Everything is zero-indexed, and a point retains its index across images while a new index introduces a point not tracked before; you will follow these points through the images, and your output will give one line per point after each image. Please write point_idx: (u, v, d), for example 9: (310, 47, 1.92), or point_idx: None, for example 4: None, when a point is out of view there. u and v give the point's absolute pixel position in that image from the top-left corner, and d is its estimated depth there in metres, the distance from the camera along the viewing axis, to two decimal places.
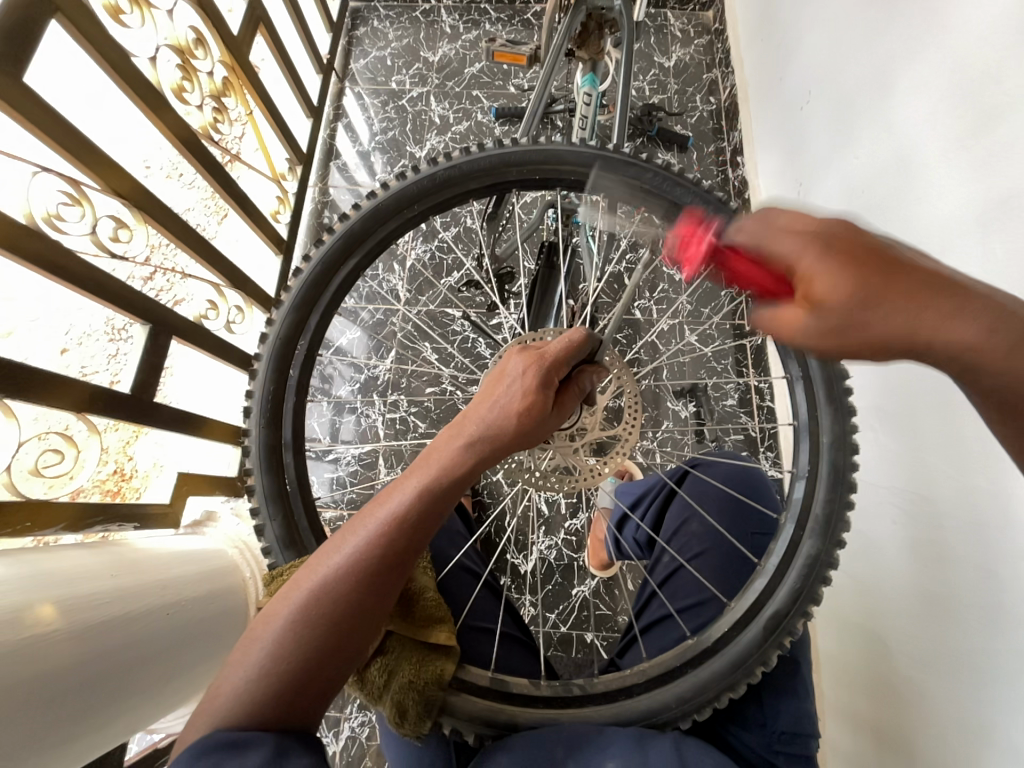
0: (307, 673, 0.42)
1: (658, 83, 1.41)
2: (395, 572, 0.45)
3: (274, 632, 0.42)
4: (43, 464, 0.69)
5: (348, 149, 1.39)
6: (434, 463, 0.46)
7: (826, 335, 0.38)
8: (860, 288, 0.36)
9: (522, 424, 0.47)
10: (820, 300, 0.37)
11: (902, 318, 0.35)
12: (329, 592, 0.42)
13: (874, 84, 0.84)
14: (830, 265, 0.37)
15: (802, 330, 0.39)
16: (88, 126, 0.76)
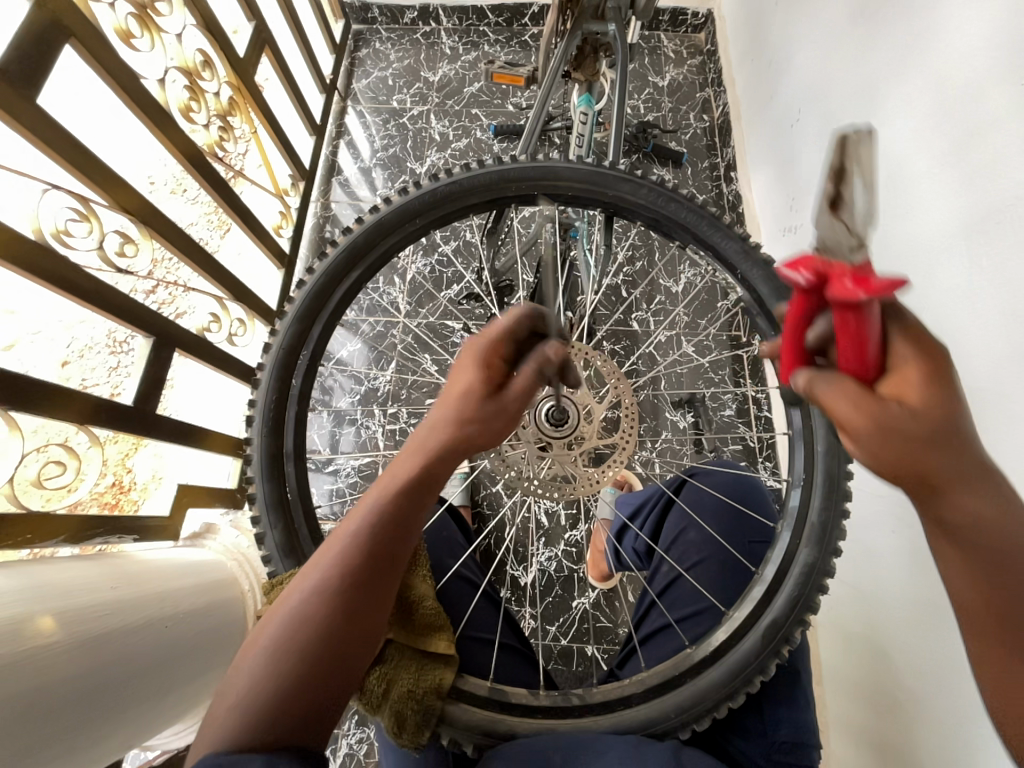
0: (290, 697, 0.41)
1: (653, 101, 1.45)
2: (368, 589, 0.45)
3: (251, 664, 0.42)
4: (45, 476, 0.69)
5: (350, 165, 1.42)
6: (394, 478, 0.47)
7: (892, 443, 0.32)
8: (950, 412, 0.33)
9: (479, 431, 0.47)
10: (911, 406, 0.33)
11: (938, 461, 0.33)
12: (302, 617, 0.42)
13: (862, 102, 0.87)
14: (931, 376, 0.33)
15: (876, 426, 0.32)
16: (98, 144, 0.78)
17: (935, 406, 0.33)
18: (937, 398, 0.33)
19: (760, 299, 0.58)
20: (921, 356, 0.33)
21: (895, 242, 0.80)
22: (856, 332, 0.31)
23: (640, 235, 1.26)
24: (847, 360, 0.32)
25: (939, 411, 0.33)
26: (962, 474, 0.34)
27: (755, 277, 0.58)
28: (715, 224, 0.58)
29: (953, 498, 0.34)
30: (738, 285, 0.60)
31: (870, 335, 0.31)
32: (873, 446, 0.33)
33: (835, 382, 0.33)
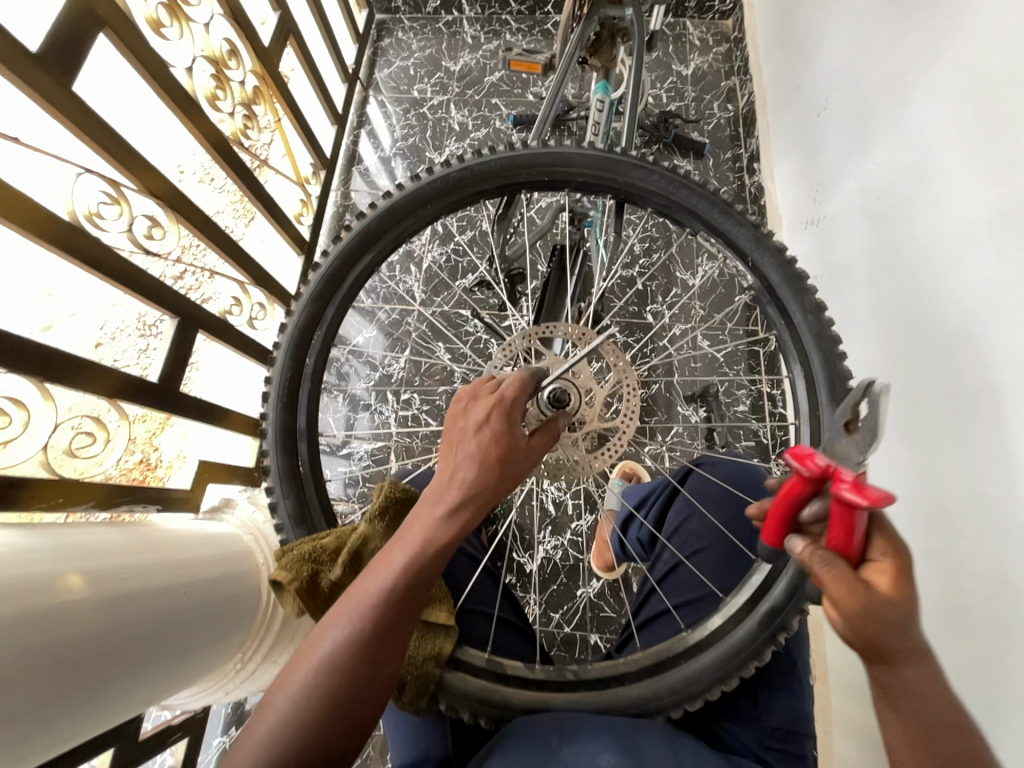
0: (316, 746, 0.40)
1: (675, 91, 1.42)
2: (395, 637, 0.45)
3: (274, 715, 0.41)
4: (77, 446, 0.73)
5: (370, 154, 1.44)
6: (418, 526, 0.47)
7: (862, 622, 0.37)
8: (909, 600, 0.38)
9: (497, 475, 0.49)
10: (887, 599, 0.38)
11: (891, 638, 0.37)
12: (332, 664, 0.42)
13: (892, 89, 0.84)
14: (905, 576, 0.38)
15: (854, 605, 0.37)
16: (129, 131, 0.81)
17: (902, 604, 0.38)
18: (907, 593, 0.38)
19: (771, 287, 0.58)
20: (897, 555, 0.39)
21: (920, 235, 0.77)
22: (844, 521, 0.39)
23: (657, 226, 1.24)
24: (836, 546, 0.39)
25: (907, 602, 0.38)
26: (909, 656, 0.38)
27: (767, 265, 0.57)
28: (728, 212, 0.58)
29: (896, 670, 0.37)
30: (749, 273, 0.59)
31: (854, 525, 0.39)
32: (854, 621, 0.37)
33: (830, 562, 0.39)
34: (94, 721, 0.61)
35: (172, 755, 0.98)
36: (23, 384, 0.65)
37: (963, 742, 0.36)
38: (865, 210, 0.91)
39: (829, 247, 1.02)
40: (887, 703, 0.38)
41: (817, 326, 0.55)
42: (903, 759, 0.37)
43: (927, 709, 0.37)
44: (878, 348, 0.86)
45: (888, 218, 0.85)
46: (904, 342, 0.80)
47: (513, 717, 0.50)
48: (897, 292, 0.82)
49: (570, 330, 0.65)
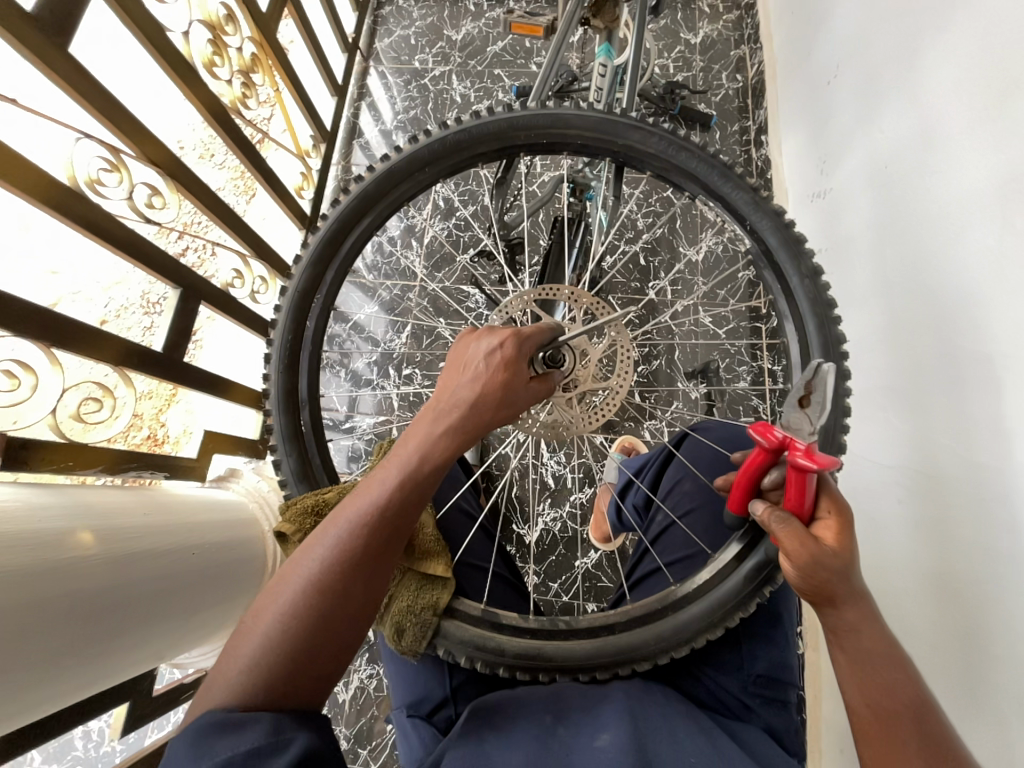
0: (301, 656, 0.45)
1: (683, 60, 1.37)
2: (382, 557, 0.48)
3: (266, 626, 0.45)
4: (84, 411, 0.74)
5: (370, 128, 1.42)
6: (412, 451, 0.49)
7: (812, 569, 0.43)
8: (848, 551, 0.44)
9: (494, 404, 0.50)
10: (831, 549, 0.44)
11: (835, 580, 0.43)
12: (319, 581, 0.46)
13: (902, 53, 0.82)
14: (846, 529, 0.45)
15: (804, 555, 0.43)
16: (125, 96, 0.81)
17: (844, 553, 0.44)
18: (847, 545, 0.44)
19: (768, 250, 0.58)
20: (841, 512, 0.45)
21: (924, 204, 0.76)
22: (797, 484, 0.44)
23: (660, 200, 1.22)
24: (791, 506, 0.45)
25: (847, 553, 0.44)
26: (849, 605, 0.44)
27: (765, 228, 0.57)
28: (727, 175, 0.57)
29: (838, 609, 0.44)
30: (746, 237, 0.59)
31: (806, 488, 0.44)
32: (805, 569, 0.43)
33: (785, 520, 0.44)
34: (110, 671, 0.64)
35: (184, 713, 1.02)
36: (30, 348, 0.66)
37: (894, 670, 0.43)
38: (871, 181, 0.89)
39: (834, 220, 1.00)
40: (836, 643, 0.45)
41: (813, 290, 0.55)
42: (851, 689, 0.44)
43: (865, 644, 0.44)
44: (879, 321, 0.86)
45: (894, 188, 0.83)
46: (904, 314, 0.80)
47: (506, 661, 0.51)
48: (900, 263, 0.81)
49: (567, 292, 0.65)
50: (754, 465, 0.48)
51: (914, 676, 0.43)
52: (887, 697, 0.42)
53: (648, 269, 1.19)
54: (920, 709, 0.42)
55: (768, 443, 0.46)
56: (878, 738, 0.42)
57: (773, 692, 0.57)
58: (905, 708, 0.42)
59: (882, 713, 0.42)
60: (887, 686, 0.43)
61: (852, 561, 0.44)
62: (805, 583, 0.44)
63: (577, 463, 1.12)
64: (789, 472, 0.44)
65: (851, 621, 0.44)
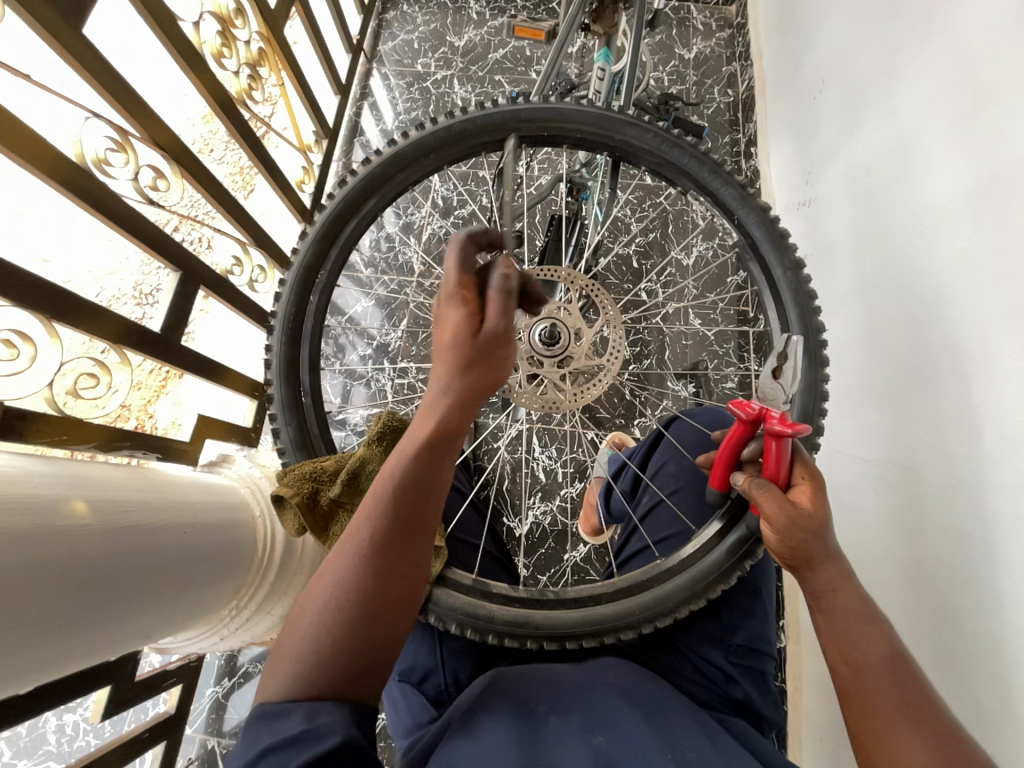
0: (349, 646, 0.48)
1: (677, 74, 1.42)
2: (408, 537, 0.50)
3: (310, 621, 0.49)
4: (79, 386, 0.74)
5: (372, 127, 1.45)
6: (414, 435, 0.49)
7: (788, 530, 0.45)
8: (823, 514, 0.46)
9: (481, 383, 0.48)
10: (808, 512, 0.46)
11: (812, 545, 0.46)
12: (351, 571, 0.48)
13: (882, 71, 0.87)
14: (820, 492, 0.47)
15: (782, 518, 0.45)
16: (136, 80, 0.83)
17: (820, 516, 0.46)
18: (823, 509, 0.46)
19: (754, 243, 0.61)
20: (815, 476, 0.48)
21: (901, 210, 0.80)
22: (775, 453, 0.46)
23: (652, 205, 1.26)
24: (769, 475, 0.47)
25: (823, 515, 0.46)
26: (828, 566, 0.46)
27: (751, 222, 0.60)
28: (716, 171, 0.61)
29: (816, 571, 0.46)
30: (733, 230, 0.62)
31: (782, 457, 0.47)
32: (784, 534, 0.46)
33: (764, 487, 0.47)
34: (96, 646, 0.63)
35: (166, 702, 1.00)
36: (29, 319, 0.66)
37: (869, 627, 0.45)
38: (852, 189, 0.94)
39: (818, 227, 1.05)
40: (816, 605, 0.47)
41: (795, 281, 0.59)
42: (830, 648, 0.46)
43: (842, 603, 0.46)
44: (859, 321, 0.90)
45: (874, 195, 0.88)
46: (883, 314, 0.83)
47: (497, 629, 0.53)
48: (879, 266, 0.85)
49: (566, 274, 0.67)
50: (734, 438, 0.50)
51: (889, 634, 0.45)
52: (863, 653, 0.44)
53: (640, 271, 1.22)
54: (894, 662, 0.44)
55: (746, 414, 0.48)
56: (856, 695, 0.44)
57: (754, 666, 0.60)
58: (880, 661, 0.44)
59: (857, 670, 0.44)
60: (862, 642, 0.45)
61: (827, 524, 0.46)
62: (784, 545, 0.46)
63: (568, 458, 1.14)
64: (766, 441, 0.47)
65: (828, 584, 0.46)
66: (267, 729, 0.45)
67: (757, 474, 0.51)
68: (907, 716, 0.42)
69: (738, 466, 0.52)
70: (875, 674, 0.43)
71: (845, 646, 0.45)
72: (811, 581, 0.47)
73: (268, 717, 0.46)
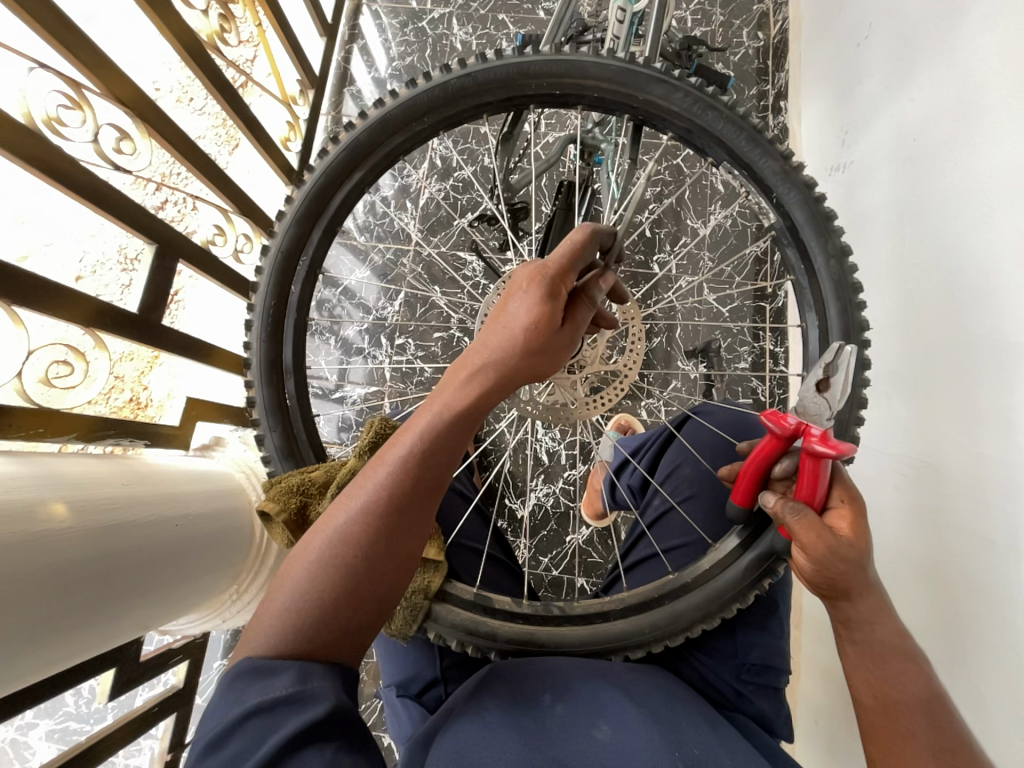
0: (339, 604, 0.47)
1: (702, 13, 1.27)
2: (419, 501, 0.49)
3: (299, 575, 0.47)
4: (53, 375, 0.69)
5: (362, 75, 1.31)
6: (447, 392, 0.50)
7: (827, 560, 0.43)
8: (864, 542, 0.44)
9: (529, 348, 0.49)
10: (847, 540, 0.43)
11: (852, 578, 0.44)
12: (356, 523, 0.47)
13: (943, 13, 0.75)
14: (860, 518, 0.44)
15: (822, 547, 0.42)
16: (86, 22, 0.72)
17: (859, 544, 0.43)
18: (863, 538, 0.44)
19: (794, 226, 0.54)
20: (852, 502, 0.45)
21: (951, 182, 0.72)
22: (811, 472, 0.43)
23: (669, 168, 1.16)
24: (803, 497, 0.44)
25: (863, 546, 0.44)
26: (864, 598, 0.45)
27: (793, 201, 0.53)
28: (755, 138, 0.53)
29: (852, 603, 0.45)
30: (771, 210, 0.55)
31: (820, 479, 0.43)
32: (821, 563, 0.43)
33: (800, 512, 0.43)
34: (90, 643, 0.62)
35: (175, 676, 1.02)
36: None
37: (904, 663, 0.44)
38: (895, 155, 0.85)
39: (852, 195, 0.95)
40: (847, 635, 0.46)
41: (838, 271, 0.52)
42: (859, 680, 0.45)
43: (876, 636, 0.45)
44: (891, 306, 0.83)
45: (920, 163, 0.79)
46: (919, 297, 0.77)
47: (498, 645, 0.55)
48: (919, 245, 0.77)
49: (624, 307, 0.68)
50: (765, 453, 0.47)
51: (926, 672, 0.44)
52: (897, 689, 0.43)
53: (653, 241, 1.14)
54: (932, 701, 0.43)
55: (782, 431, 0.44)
56: (885, 730, 0.43)
57: (760, 674, 0.59)
58: (916, 699, 0.43)
59: (889, 706, 0.43)
60: (894, 678, 0.44)
61: (869, 555, 0.44)
62: (819, 574, 0.44)
63: (573, 440, 1.11)
64: (805, 460, 0.43)
65: (863, 616, 0.45)
66: (252, 689, 0.44)
67: (787, 493, 0.48)
68: (941, 759, 0.40)
69: (765, 483, 0.49)
70: (909, 712, 0.42)
71: (877, 680, 0.44)
72: (844, 612, 0.46)
73: (255, 672, 0.45)
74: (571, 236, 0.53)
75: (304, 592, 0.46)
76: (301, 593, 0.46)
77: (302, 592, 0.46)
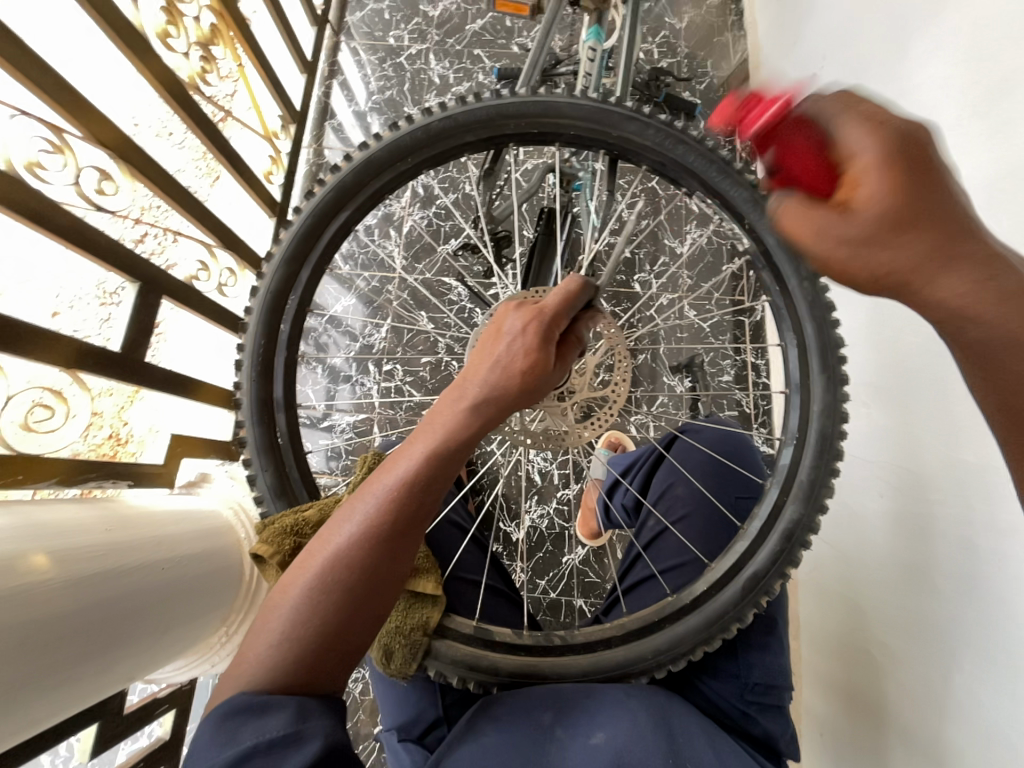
0: (326, 638, 0.46)
1: (668, 46, 1.33)
2: (409, 533, 0.49)
3: (285, 612, 0.46)
4: (34, 419, 0.68)
5: (343, 109, 1.34)
6: (440, 425, 0.50)
7: (844, 250, 0.38)
8: (886, 213, 0.36)
9: (520, 383, 0.50)
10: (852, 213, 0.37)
11: (910, 255, 0.37)
12: (342, 561, 0.47)
13: (890, 47, 0.81)
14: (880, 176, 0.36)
15: (821, 238, 0.39)
16: (67, 69, 0.73)
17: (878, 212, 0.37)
18: (881, 203, 0.36)
19: (767, 251, 0.56)
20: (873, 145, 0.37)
21: None
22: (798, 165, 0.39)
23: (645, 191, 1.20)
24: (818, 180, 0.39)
25: (878, 224, 0.37)
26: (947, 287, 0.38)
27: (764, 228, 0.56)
28: (726, 169, 0.56)
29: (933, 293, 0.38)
30: (744, 235, 0.58)
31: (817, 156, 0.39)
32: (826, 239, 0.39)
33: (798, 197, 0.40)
34: (71, 701, 0.59)
35: (160, 727, 0.97)
36: None
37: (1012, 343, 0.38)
38: None
39: None
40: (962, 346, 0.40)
41: (812, 292, 0.54)
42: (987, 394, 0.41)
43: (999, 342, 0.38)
44: (864, 318, 0.87)
45: None
46: (888, 312, 0.81)
47: (500, 679, 0.54)
48: None
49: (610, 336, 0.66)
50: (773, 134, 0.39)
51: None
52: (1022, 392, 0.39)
53: (633, 262, 1.17)
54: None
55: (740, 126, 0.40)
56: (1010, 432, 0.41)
57: (763, 693, 0.60)
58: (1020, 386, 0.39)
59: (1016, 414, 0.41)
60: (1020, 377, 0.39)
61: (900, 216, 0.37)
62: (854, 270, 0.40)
63: (564, 460, 1.11)
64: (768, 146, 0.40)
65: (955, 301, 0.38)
66: (249, 729, 0.42)
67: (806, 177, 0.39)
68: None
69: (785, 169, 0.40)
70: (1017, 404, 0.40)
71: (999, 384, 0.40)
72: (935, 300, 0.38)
73: (248, 711, 0.43)
74: (565, 284, 0.54)
75: (291, 630, 0.46)
76: (287, 632, 0.46)
77: (288, 630, 0.46)
